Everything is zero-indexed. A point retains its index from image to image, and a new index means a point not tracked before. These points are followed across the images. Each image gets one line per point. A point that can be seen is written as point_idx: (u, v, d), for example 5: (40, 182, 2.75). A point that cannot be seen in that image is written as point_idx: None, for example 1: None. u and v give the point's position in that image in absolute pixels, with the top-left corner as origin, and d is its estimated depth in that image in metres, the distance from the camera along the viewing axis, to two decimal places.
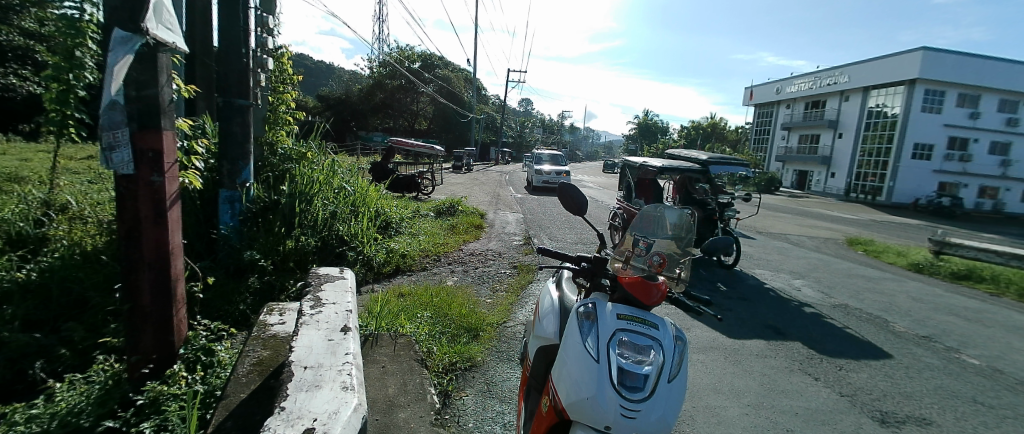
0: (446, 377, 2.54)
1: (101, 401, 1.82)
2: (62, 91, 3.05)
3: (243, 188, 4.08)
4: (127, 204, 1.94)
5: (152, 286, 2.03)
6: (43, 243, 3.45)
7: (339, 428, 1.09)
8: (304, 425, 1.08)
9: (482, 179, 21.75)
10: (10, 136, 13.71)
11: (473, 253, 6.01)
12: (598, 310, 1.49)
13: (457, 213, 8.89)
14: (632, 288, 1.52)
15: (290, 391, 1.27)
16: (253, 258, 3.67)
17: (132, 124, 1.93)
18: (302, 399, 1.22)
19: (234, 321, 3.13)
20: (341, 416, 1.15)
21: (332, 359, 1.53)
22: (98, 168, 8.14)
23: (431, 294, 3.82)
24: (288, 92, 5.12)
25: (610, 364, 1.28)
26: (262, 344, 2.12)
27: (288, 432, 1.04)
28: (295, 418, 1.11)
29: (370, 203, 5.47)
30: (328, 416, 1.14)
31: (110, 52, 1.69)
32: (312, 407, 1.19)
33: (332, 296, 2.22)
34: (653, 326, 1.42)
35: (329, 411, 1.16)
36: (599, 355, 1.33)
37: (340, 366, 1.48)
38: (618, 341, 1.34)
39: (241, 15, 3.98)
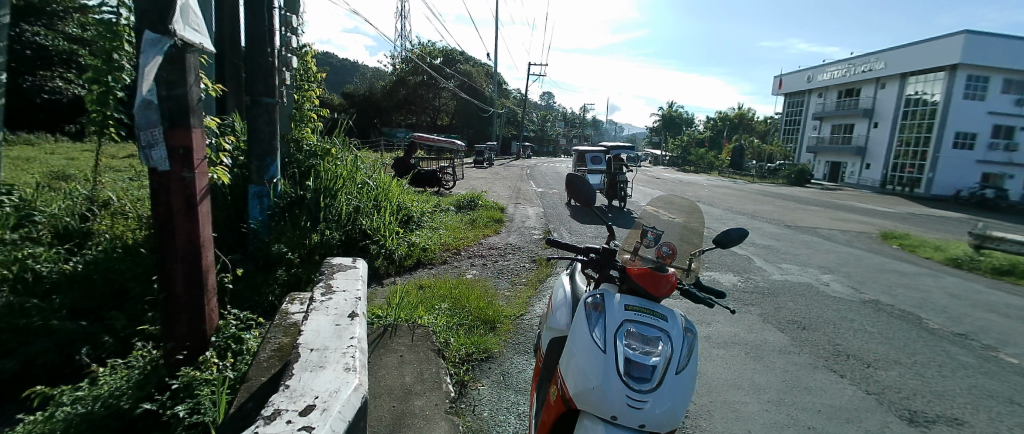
0: (462, 367, 2.58)
1: (140, 384, 1.94)
2: (102, 92, 3.22)
3: (271, 183, 4.19)
4: (161, 198, 2.03)
5: (185, 277, 2.11)
6: (88, 237, 3.60)
7: (340, 405, 1.08)
8: (305, 401, 1.09)
9: (502, 174, 21.60)
10: (57, 137, 14.49)
11: (492, 247, 6.04)
12: (606, 301, 1.51)
13: (477, 207, 8.90)
14: (640, 280, 1.54)
15: (295, 370, 1.29)
16: (281, 252, 3.79)
17: (162, 123, 2.01)
18: (306, 379, 1.22)
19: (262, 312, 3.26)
20: (341, 393, 1.14)
21: (335, 344, 1.52)
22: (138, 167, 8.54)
23: (450, 286, 3.87)
24: (312, 90, 5.24)
25: (617, 355, 1.28)
26: (282, 331, 2.20)
27: (290, 407, 1.05)
28: (298, 395, 1.12)
29: (391, 198, 5.53)
30: (329, 394, 1.14)
31: (141, 53, 1.78)
32: (315, 386, 1.19)
33: (343, 284, 2.28)
34: (660, 317, 1.42)
35: (327, 391, 1.15)
36: (605, 346, 1.33)
37: (344, 350, 1.49)
38: (625, 332, 1.34)
39: (266, 15, 4.06)
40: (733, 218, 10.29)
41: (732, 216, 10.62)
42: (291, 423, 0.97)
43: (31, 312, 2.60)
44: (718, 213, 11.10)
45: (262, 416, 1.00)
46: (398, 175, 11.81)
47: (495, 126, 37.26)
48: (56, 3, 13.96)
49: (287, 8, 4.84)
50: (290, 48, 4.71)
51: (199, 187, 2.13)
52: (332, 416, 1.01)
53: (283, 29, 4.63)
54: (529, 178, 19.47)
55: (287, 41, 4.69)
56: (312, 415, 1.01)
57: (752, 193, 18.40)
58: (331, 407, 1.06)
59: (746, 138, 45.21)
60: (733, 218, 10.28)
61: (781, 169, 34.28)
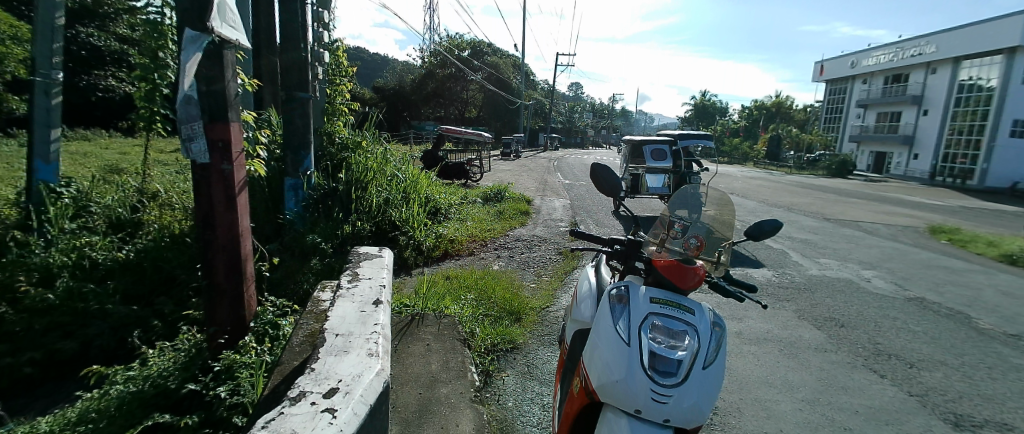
0: (488, 357, 2.59)
1: (185, 366, 2.07)
2: (149, 89, 3.41)
3: (305, 176, 4.33)
4: (202, 190, 2.12)
5: (225, 265, 2.21)
6: (138, 227, 3.81)
7: (362, 389, 1.09)
8: (329, 384, 1.11)
9: (529, 166, 21.52)
10: (112, 133, 15.45)
11: (518, 238, 6.05)
12: (631, 293, 1.48)
13: (504, 199, 8.92)
14: (665, 270, 1.53)
15: (321, 355, 1.32)
16: (315, 242, 3.93)
17: (203, 118, 2.09)
18: (330, 363, 1.25)
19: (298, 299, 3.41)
20: (364, 378, 1.15)
21: (359, 330, 1.55)
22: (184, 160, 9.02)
23: (475, 277, 3.90)
24: (343, 84, 5.39)
25: (641, 348, 1.26)
26: (314, 317, 2.28)
27: (314, 390, 1.07)
28: (323, 378, 1.15)
29: (420, 190, 5.59)
30: (352, 378, 1.15)
31: (182, 50, 1.86)
32: (339, 369, 1.21)
33: (369, 272, 2.32)
34: (688, 311, 1.37)
35: (350, 375, 1.17)
36: (630, 339, 1.31)
37: (368, 336, 1.51)
38: (651, 325, 1.31)
39: (299, 11, 4.17)
40: (768, 211, 9.87)
41: (767, 209, 10.19)
42: (314, 405, 0.99)
43: (88, 296, 2.80)
44: (753, 206, 10.68)
45: (289, 397, 1.03)
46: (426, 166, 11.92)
47: (521, 118, 37.11)
48: (110, 7, 14.81)
49: (319, 4, 4.97)
50: (322, 43, 4.84)
51: (238, 179, 2.22)
52: (354, 399, 1.03)
53: (316, 25, 4.77)
54: (555, 170, 19.31)
55: (320, 36, 4.81)
56: (335, 398, 1.03)
57: (789, 185, 17.58)
58: (354, 391, 1.07)
59: (784, 127, 43.11)
60: (768, 211, 9.87)
61: (821, 159, 32.54)
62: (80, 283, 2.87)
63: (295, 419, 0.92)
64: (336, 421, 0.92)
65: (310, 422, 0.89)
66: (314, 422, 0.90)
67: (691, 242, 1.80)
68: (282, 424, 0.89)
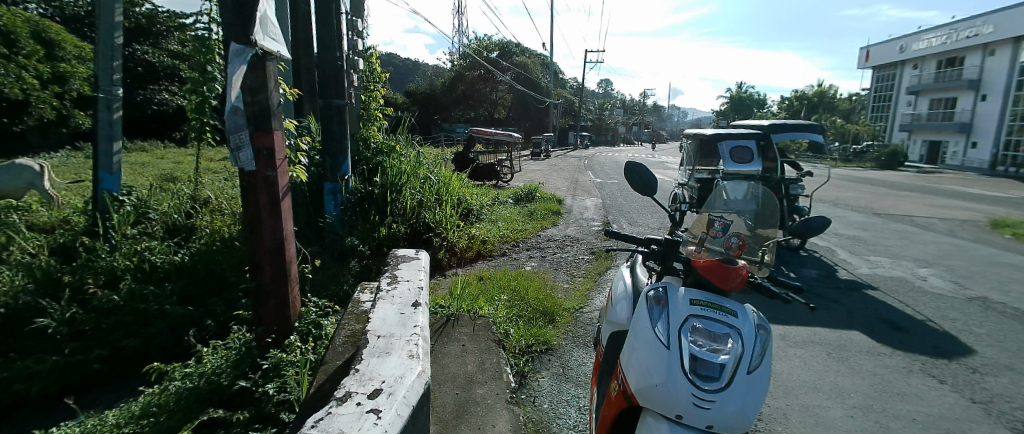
0: (522, 358, 2.59)
1: (236, 364, 2.20)
2: (199, 102, 3.60)
3: (343, 180, 4.48)
4: (249, 196, 2.23)
5: (271, 267, 2.31)
6: (192, 231, 4.07)
7: (404, 391, 1.10)
8: (373, 385, 1.13)
9: (560, 165, 21.38)
10: (166, 143, 16.53)
11: (549, 239, 6.01)
12: (669, 295, 1.44)
13: (535, 199, 8.90)
14: (707, 272, 1.47)
15: (365, 356, 1.35)
16: (353, 244, 4.06)
17: (249, 127, 2.19)
18: (373, 364, 1.27)
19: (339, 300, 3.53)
20: (405, 379, 1.17)
21: (399, 332, 1.57)
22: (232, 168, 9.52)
23: (508, 278, 3.91)
24: (377, 90, 5.41)
25: (681, 351, 1.22)
26: (355, 318, 2.34)
27: (360, 390, 1.09)
28: (367, 379, 1.17)
29: (452, 192, 5.67)
30: (394, 380, 1.17)
31: (229, 63, 1.96)
32: (382, 370, 1.24)
33: (407, 274, 2.37)
34: (730, 313, 1.33)
35: (393, 377, 1.19)
36: (669, 342, 1.27)
37: (407, 337, 1.53)
38: (691, 328, 1.27)
39: (334, 20, 4.32)
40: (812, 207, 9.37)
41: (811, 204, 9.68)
42: (360, 405, 1.01)
43: (149, 297, 3.00)
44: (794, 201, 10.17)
45: (335, 397, 1.06)
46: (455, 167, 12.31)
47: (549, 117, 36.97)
48: None
49: (352, 13, 5.13)
50: (357, 50, 5.00)
51: (281, 185, 2.32)
52: (397, 401, 1.04)
53: (350, 33, 4.94)
54: (587, 169, 19.09)
55: (354, 44, 4.97)
56: (379, 399, 1.05)
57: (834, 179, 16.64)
58: (397, 392, 1.09)
59: (826, 118, 40.86)
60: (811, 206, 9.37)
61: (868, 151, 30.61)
62: (142, 286, 3.08)
63: (342, 419, 0.94)
64: (382, 422, 0.93)
65: (357, 423, 0.90)
66: (360, 423, 0.91)
67: (733, 241, 1.71)
68: (331, 424, 0.91)
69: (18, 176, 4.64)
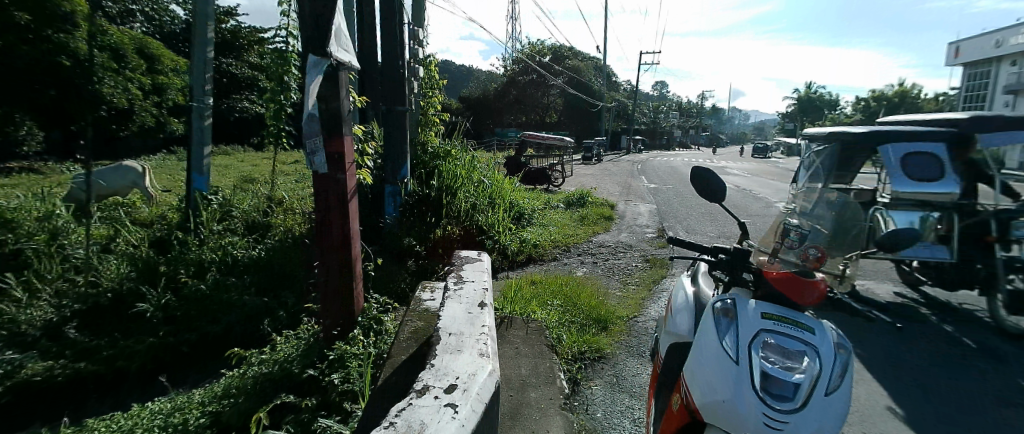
0: (575, 365, 2.57)
1: (305, 353, 2.35)
2: (276, 110, 3.90)
3: (402, 183, 4.65)
4: (321, 197, 2.37)
5: (339, 264, 2.43)
6: (268, 228, 4.40)
7: (478, 388, 1.13)
8: (449, 380, 1.16)
9: (611, 169, 20.98)
10: (246, 148, 18.12)
11: (601, 244, 5.90)
12: (738, 308, 1.38)
13: (586, 204, 8.80)
14: (781, 285, 1.38)
15: (438, 352, 1.40)
16: (411, 244, 4.22)
17: (322, 133, 2.34)
18: (446, 360, 1.31)
19: (398, 297, 3.69)
20: (478, 377, 1.20)
21: (467, 331, 1.60)
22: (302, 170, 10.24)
23: (560, 283, 3.90)
24: (435, 96, 5.68)
25: (751, 367, 1.15)
26: (417, 316, 2.41)
27: (436, 384, 1.13)
28: (443, 374, 1.21)
29: (504, 195, 5.77)
30: (468, 376, 1.20)
31: (306, 73, 2.09)
32: (455, 367, 1.27)
33: (471, 275, 2.41)
34: (806, 329, 1.24)
35: (466, 373, 1.21)
36: (738, 356, 1.20)
37: (477, 336, 1.56)
38: (762, 343, 1.20)
39: (397, 30, 4.52)
40: None
41: None
42: (438, 399, 1.04)
43: (231, 288, 3.28)
44: None
45: (414, 389, 1.10)
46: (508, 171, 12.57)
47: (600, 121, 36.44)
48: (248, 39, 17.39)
49: (414, 23, 5.35)
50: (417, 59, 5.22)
51: (350, 187, 2.44)
52: (471, 397, 1.07)
53: (412, 43, 5.17)
54: (639, 174, 18.59)
55: (415, 52, 5.19)
56: (455, 394, 1.08)
57: None
58: (471, 389, 1.11)
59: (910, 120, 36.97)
60: None
61: None
62: (225, 277, 3.37)
63: (422, 410, 0.97)
64: (459, 416, 0.96)
65: (437, 416, 0.93)
66: (440, 416, 0.94)
67: (811, 252, 1.58)
68: (413, 415, 0.95)
69: (126, 176, 5.27)
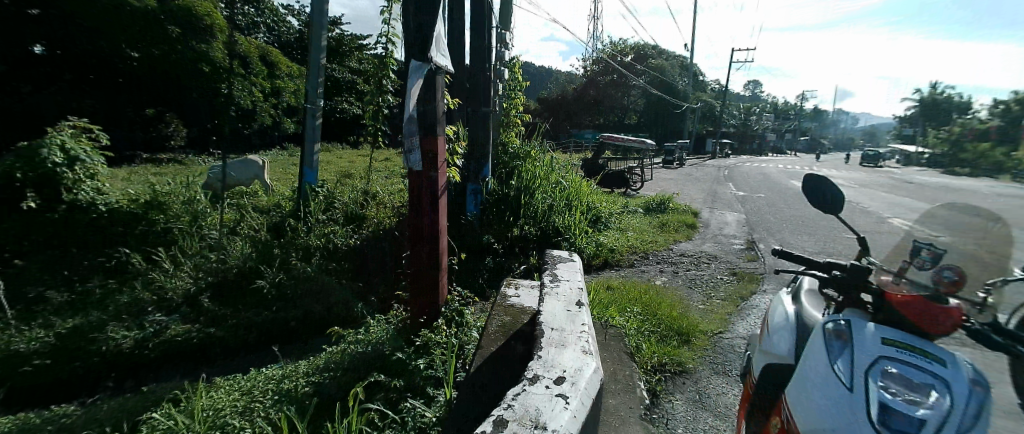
0: (655, 376, 2.49)
1: (395, 337, 2.56)
2: (374, 111, 4.23)
3: (484, 182, 4.83)
4: (415, 194, 2.54)
5: (429, 256, 2.59)
6: (363, 221, 4.47)
7: (585, 383, 1.17)
8: (558, 372, 1.21)
9: (694, 174, 19.76)
10: (341, 144, 19.79)
11: (684, 253, 5.58)
12: (853, 330, 1.26)
13: (667, 210, 8.39)
14: (907, 308, 1.28)
15: (543, 344, 1.45)
16: (489, 241, 4.36)
17: (419, 133, 2.50)
18: (553, 352, 1.35)
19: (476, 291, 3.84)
20: (584, 372, 1.22)
21: (568, 327, 1.61)
22: (392, 166, 10.95)
23: (638, 290, 3.79)
24: (518, 98, 5.83)
25: (866, 396, 1.04)
26: (504, 310, 2.39)
27: (547, 374, 1.18)
28: (552, 366, 1.25)
29: (582, 197, 5.71)
30: (574, 371, 1.23)
31: (409, 78, 2.25)
32: (563, 360, 1.30)
33: (565, 273, 2.41)
34: (935, 360, 1.10)
35: (575, 367, 1.24)
36: (852, 384, 1.10)
37: (577, 334, 1.57)
38: (882, 372, 1.09)
39: (487, 34, 4.71)
40: None
41: None
42: (552, 389, 1.10)
43: (333, 272, 3.63)
44: None
45: (528, 376, 1.17)
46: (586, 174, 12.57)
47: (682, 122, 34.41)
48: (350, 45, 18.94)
49: (502, 26, 5.48)
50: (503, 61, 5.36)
51: (441, 185, 2.58)
52: (580, 391, 1.11)
53: (500, 46, 5.33)
54: (726, 180, 17.17)
55: (501, 55, 5.33)
56: (564, 386, 1.13)
57: None
58: (580, 383, 1.14)
59: None
60: None
61: None
62: (327, 262, 3.71)
63: (537, 398, 1.04)
64: (570, 406, 1.03)
65: (549, 403, 1.00)
66: (553, 405, 1.01)
67: (946, 273, 1.32)
68: (528, 401, 1.03)
69: (251, 169, 6.04)
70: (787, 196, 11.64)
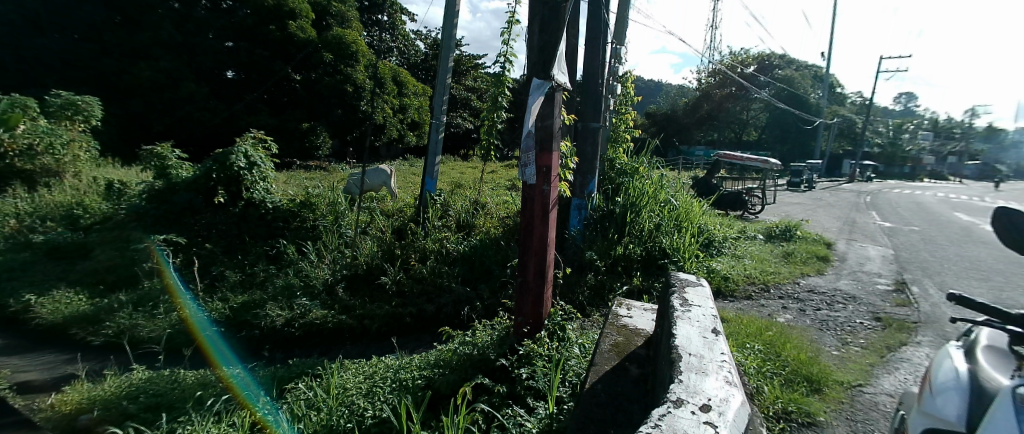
0: (779, 425, 2.24)
1: (499, 343, 2.64)
2: (487, 126, 4.49)
3: (589, 198, 4.85)
4: (527, 205, 2.62)
5: (536, 267, 2.64)
6: (473, 229, 4.62)
7: (734, 414, 1.06)
8: (702, 400, 1.12)
9: (827, 198, 17.16)
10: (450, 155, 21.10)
11: (816, 289, 4.85)
12: None
13: (796, 238, 7.40)
14: None
15: (681, 367, 1.32)
16: (592, 258, 4.33)
17: (536, 148, 2.60)
18: (694, 378, 1.25)
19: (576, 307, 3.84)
20: (732, 403, 1.12)
21: (708, 352, 1.41)
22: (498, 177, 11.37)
23: (757, 326, 3.44)
24: (629, 113, 5.70)
25: None
26: (616, 330, 2.35)
27: (690, 400, 1.11)
28: (694, 392, 1.17)
29: (694, 218, 5.30)
30: (720, 400, 1.13)
31: (529, 95, 2.37)
32: (704, 387, 1.21)
33: (696, 298, 1.89)
34: None
35: (726, 401, 1.10)
36: None
37: (719, 361, 1.37)
38: None
39: (602, 47, 4.66)
40: None
41: None
42: (697, 416, 1.03)
43: (444, 275, 3.89)
44: None
45: (669, 399, 1.12)
46: (699, 194, 11.25)
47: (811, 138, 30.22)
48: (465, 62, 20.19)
49: (616, 41, 5.44)
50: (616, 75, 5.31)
51: (552, 198, 2.63)
52: (730, 422, 1.02)
53: (613, 61, 5.32)
54: (870, 206, 14.57)
55: (614, 70, 5.30)
56: (712, 415, 1.04)
57: None
58: (729, 414, 1.05)
59: None
60: None
61: None
62: (439, 265, 3.99)
63: (683, 422, 0.98)
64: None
65: (698, 429, 0.94)
66: (701, 430, 0.95)
67: None
68: (674, 423, 0.97)
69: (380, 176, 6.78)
70: (962, 230, 9.45)
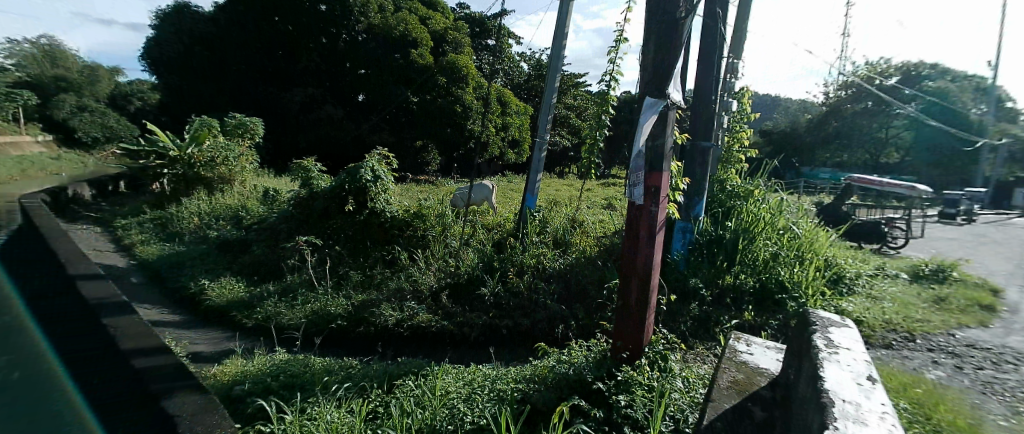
0: None
1: (597, 366, 2.61)
2: (588, 145, 4.53)
3: (695, 220, 4.68)
4: (632, 225, 2.57)
5: (638, 290, 2.57)
6: (569, 246, 4.65)
7: None
8: None
9: (993, 231, 14.05)
10: None
11: (985, 345, 4.00)
12: None
13: (955, 280, 6.18)
14: None
15: (835, 415, 1.13)
16: (697, 286, 4.11)
17: (645, 168, 2.55)
18: (852, 427, 1.03)
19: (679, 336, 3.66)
20: None
21: (865, 400, 1.24)
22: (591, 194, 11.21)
23: (903, 385, 2.95)
24: (743, 130, 5.31)
25: None
26: (736, 366, 2.20)
27: None
28: None
29: (820, 251, 4.72)
30: None
31: (642, 114, 2.38)
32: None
33: (843, 340, 1.68)
34: None
35: None
36: None
37: (880, 412, 1.17)
38: None
39: (715, 64, 4.46)
40: None
41: None
42: None
43: (539, 291, 3.95)
44: None
45: None
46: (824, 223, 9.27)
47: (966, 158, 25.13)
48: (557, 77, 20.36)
49: (732, 55, 5.15)
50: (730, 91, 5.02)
51: (659, 219, 2.55)
52: None
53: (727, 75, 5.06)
54: None
55: (729, 85, 5.02)
56: None
57: None
58: None
59: None
60: None
61: None
62: (535, 281, 4.05)
63: None
64: None
65: None
66: None
67: None
68: None
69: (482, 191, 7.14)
70: None
